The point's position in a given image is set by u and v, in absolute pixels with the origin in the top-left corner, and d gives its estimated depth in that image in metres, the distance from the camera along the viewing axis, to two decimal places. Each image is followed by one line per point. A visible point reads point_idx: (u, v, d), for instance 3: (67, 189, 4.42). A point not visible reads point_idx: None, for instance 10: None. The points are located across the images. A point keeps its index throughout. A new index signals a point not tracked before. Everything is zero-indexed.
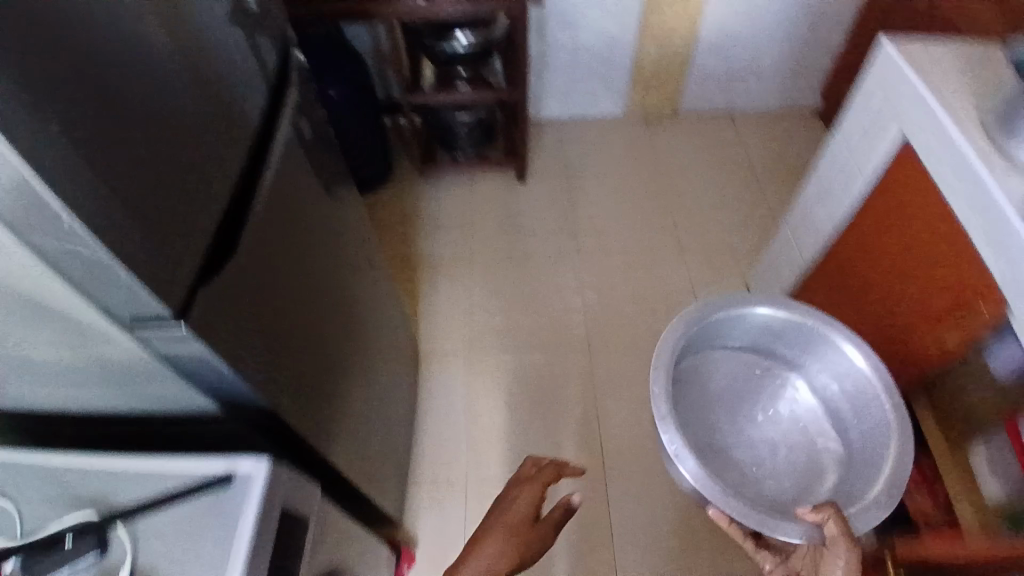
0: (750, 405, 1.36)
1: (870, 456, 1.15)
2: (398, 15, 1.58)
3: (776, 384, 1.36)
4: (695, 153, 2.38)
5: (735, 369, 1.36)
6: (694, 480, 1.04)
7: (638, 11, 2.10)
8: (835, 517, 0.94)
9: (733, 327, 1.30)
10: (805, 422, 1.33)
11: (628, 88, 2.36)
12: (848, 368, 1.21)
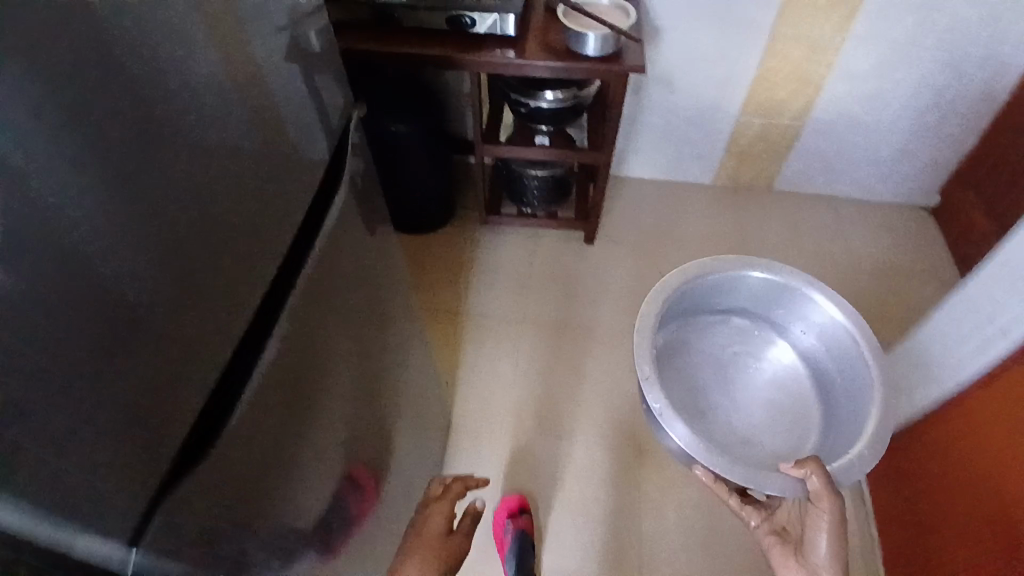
0: (739, 359, 1.57)
1: (840, 398, 1.39)
2: (488, 68, 1.45)
3: (763, 339, 1.56)
4: (784, 238, 2.15)
5: (721, 335, 1.57)
6: (682, 440, 1.19)
7: (748, 82, 1.90)
8: (819, 473, 1.07)
9: (728, 290, 1.48)
10: (788, 373, 1.53)
11: (724, 159, 2.15)
12: (825, 326, 1.40)
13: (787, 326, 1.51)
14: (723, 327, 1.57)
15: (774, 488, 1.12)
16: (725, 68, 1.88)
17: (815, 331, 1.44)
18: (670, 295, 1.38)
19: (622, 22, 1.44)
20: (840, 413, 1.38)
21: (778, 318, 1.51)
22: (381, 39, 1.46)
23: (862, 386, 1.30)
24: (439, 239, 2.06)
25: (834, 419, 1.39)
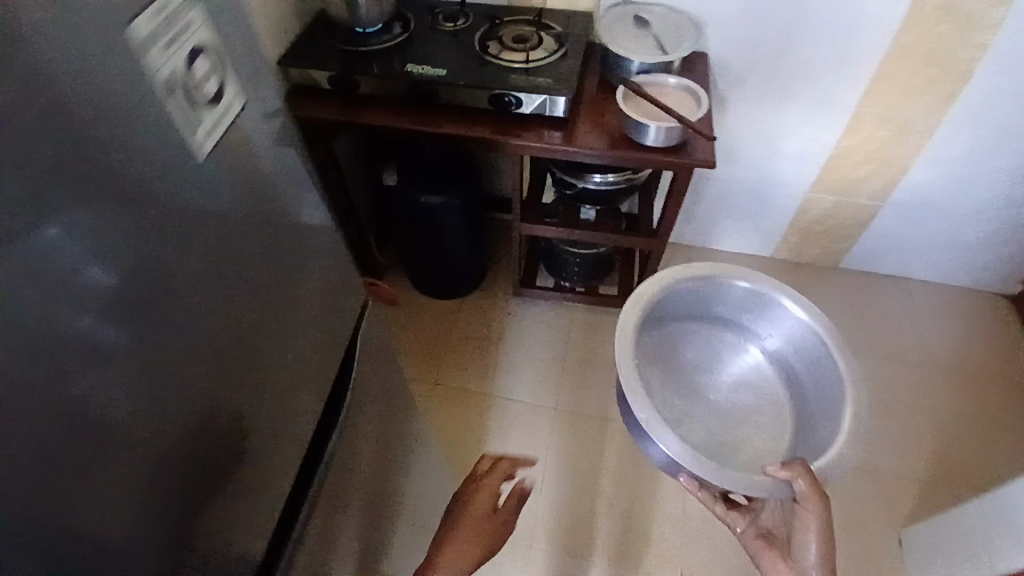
0: (707, 368, 1.30)
1: (814, 405, 1.17)
2: (530, 150, 1.31)
3: (730, 347, 1.31)
4: (850, 325, 1.93)
5: (692, 342, 1.31)
6: (672, 453, 0.97)
7: (819, 156, 1.71)
8: (805, 475, 0.91)
9: (703, 295, 1.24)
10: (758, 385, 1.28)
11: (788, 233, 1.95)
12: (797, 331, 1.20)
13: (754, 330, 1.28)
14: (692, 332, 1.32)
15: (756, 491, 0.95)
16: (797, 140, 1.68)
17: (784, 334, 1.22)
18: (648, 297, 1.14)
19: (688, 109, 1.27)
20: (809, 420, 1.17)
21: (745, 321, 1.28)
22: (419, 114, 1.36)
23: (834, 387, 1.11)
24: (461, 313, 1.90)
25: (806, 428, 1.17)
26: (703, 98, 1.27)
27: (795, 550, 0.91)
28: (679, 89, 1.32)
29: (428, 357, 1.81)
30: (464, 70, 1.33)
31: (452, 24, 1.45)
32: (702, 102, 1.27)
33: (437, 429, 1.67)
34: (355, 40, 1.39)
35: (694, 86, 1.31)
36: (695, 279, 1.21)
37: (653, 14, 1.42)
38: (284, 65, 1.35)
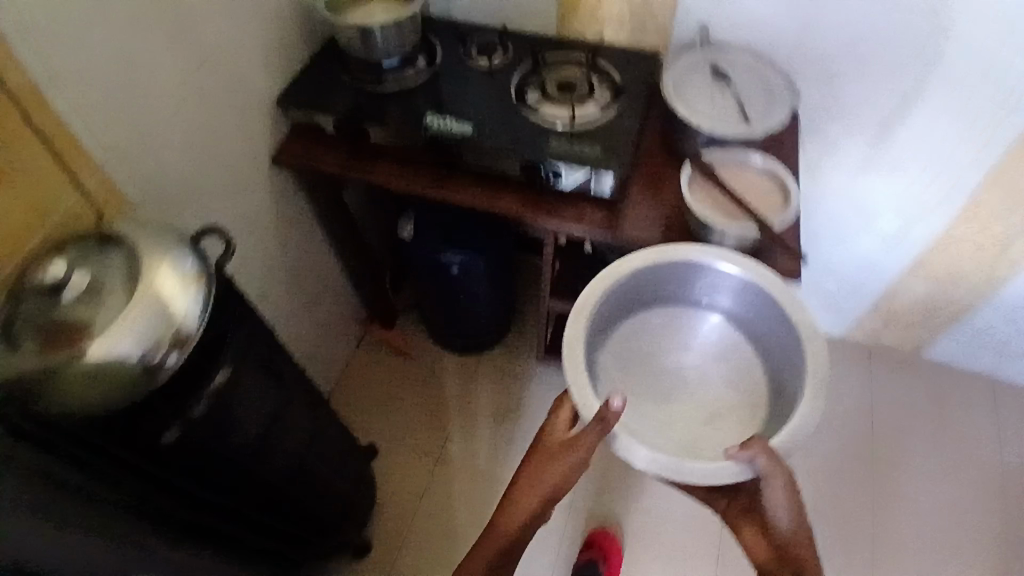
0: (668, 352, 1.01)
1: (780, 367, 0.94)
2: (565, 231, 1.07)
3: (686, 327, 1.02)
4: (928, 430, 1.60)
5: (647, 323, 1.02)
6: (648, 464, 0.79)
7: (916, 238, 1.40)
8: (764, 452, 0.78)
9: (648, 276, 0.97)
10: (734, 359, 1.00)
11: (866, 313, 1.63)
12: (753, 292, 0.95)
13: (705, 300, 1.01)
14: (652, 316, 1.03)
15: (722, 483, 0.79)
16: (896, 216, 1.37)
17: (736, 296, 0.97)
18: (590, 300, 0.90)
19: (772, 204, 1.00)
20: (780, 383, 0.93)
21: (695, 292, 1.01)
22: (438, 176, 1.13)
23: (794, 347, 0.90)
24: (473, 377, 1.69)
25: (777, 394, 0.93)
26: (794, 192, 0.99)
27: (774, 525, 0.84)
28: (763, 172, 1.03)
29: (434, 424, 1.62)
30: (495, 128, 1.09)
31: (488, 58, 1.20)
32: (793, 197, 0.99)
33: (435, 514, 1.50)
34: (370, 76, 1.16)
35: (784, 171, 1.02)
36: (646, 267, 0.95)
37: (738, 64, 1.12)
38: (285, 104, 1.14)
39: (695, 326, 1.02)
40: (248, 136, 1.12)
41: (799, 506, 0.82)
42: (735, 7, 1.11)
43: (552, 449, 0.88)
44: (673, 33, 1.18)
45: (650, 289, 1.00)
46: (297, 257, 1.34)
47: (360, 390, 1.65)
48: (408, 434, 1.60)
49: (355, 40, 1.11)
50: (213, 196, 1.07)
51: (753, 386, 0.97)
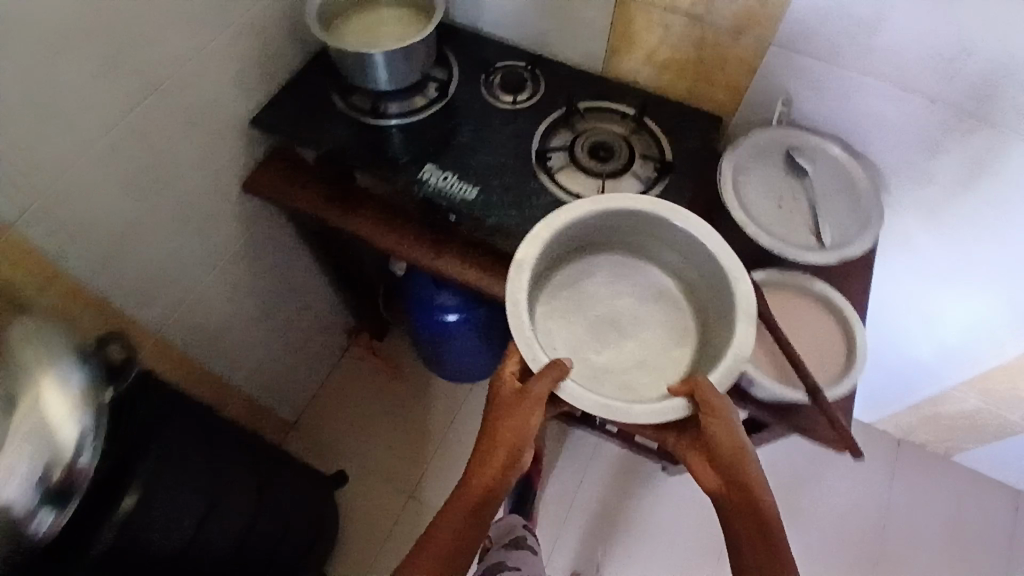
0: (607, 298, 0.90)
1: (707, 309, 0.85)
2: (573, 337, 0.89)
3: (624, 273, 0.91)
4: (941, 546, 1.45)
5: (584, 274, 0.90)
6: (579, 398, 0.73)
7: (980, 355, 1.19)
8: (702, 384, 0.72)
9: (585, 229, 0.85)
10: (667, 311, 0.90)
11: (900, 411, 1.45)
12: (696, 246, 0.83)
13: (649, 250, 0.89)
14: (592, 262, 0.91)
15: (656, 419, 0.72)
16: (965, 330, 1.16)
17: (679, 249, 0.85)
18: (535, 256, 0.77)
19: (827, 363, 0.80)
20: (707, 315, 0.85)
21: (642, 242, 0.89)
22: (431, 242, 0.95)
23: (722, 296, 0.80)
24: (463, 415, 1.47)
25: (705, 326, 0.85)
26: (858, 356, 0.78)
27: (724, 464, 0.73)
28: (825, 315, 0.83)
29: (411, 459, 1.42)
30: (503, 199, 0.90)
31: (513, 99, 0.99)
32: (855, 362, 0.78)
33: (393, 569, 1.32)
34: (367, 107, 0.97)
35: (850, 321, 0.81)
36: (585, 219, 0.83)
37: (817, 157, 0.90)
38: (264, 130, 0.96)
39: (629, 264, 0.91)
40: (215, 162, 0.95)
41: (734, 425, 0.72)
42: (829, 80, 0.88)
43: (509, 401, 0.77)
44: (744, 96, 0.95)
45: (588, 234, 0.87)
46: (271, 284, 1.19)
47: (339, 410, 1.46)
48: (381, 467, 1.41)
49: (349, 64, 0.90)
50: (165, 232, 0.92)
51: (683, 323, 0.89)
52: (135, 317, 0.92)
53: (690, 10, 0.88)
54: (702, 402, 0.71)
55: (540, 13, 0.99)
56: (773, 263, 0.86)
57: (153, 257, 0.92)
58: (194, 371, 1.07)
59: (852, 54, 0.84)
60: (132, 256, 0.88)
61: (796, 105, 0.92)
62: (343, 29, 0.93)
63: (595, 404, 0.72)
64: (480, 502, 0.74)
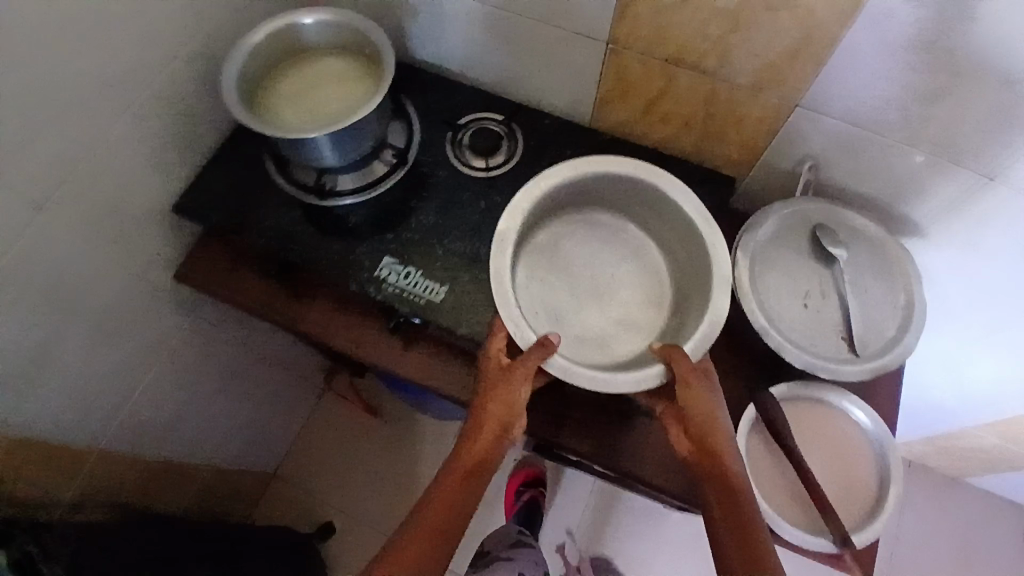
0: (586, 257, 0.84)
1: (690, 278, 0.80)
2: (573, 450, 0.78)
3: (600, 235, 0.86)
4: None
5: (567, 237, 0.85)
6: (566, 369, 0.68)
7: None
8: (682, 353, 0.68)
9: (567, 193, 0.81)
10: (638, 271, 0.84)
11: (929, 454, 1.33)
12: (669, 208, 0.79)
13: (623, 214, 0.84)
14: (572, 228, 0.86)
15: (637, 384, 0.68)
16: (1001, 382, 1.00)
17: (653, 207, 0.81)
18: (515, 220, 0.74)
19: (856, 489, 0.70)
20: (688, 281, 0.80)
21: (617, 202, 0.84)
22: (398, 338, 0.83)
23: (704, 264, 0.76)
24: None
25: (684, 288, 0.81)
26: (890, 501, 0.68)
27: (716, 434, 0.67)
28: (855, 440, 0.72)
29: (396, 509, 1.34)
30: (478, 300, 0.77)
31: (486, 164, 0.84)
32: (887, 506, 0.68)
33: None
34: (313, 182, 0.81)
35: (884, 453, 0.71)
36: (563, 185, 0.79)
37: (852, 236, 0.76)
38: (192, 217, 0.81)
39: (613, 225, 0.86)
40: (137, 259, 0.81)
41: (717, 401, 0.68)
42: (867, 147, 0.72)
43: (496, 376, 0.71)
44: (760, 157, 0.80)
45: (568, 197, 0.83)
46: (226, 358, 1.06)
47: (320, 459, 1.38)
48: (365, 517, 1.33)
49: (291, 146, 0.74)
50: (82, 350, 0.79)
51: (663, 282, 0.84)
52: (62, 444, 0.81)
53: (697, 63, 0.71)
54: (681, 375, 0.67)
55: (516, 56, 0.82)
56: (796, 373, 0.73)
57: (72, 378, 0.79)
58: (139, 473, 0.95)
59: (898, 121, 0.68)
60: (44, 381, 0.75)
61: (824, 171, 0.77)
62: (276, 96, 0.76)
63: (580, 379, 0.68)
64: (469, 476, 0.68)
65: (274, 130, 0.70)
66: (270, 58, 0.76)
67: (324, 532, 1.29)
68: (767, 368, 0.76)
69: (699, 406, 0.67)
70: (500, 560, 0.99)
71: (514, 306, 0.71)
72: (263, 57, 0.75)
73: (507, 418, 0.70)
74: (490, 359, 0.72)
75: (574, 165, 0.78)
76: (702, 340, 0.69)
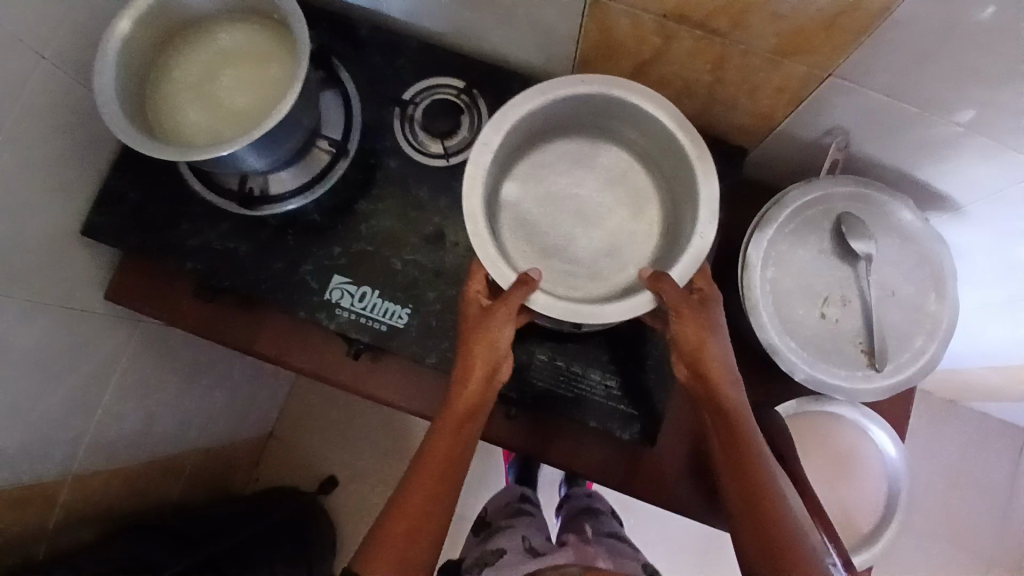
0: (571, 180, 0.68)
1: (679, 191, 0.64)
2: (575, 455, 0.70)
3: (586, 154, 0.69)
4: None
5: (554, 161, 0.69)
6: (550, 305, 0.57)
7: None
8: (671, 278, 0.57)
9: (555, 121, 0.65)
10: (625, 195, 0.69)
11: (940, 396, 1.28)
12: (652, 131, 0.63)
13: (607, 131, 0.67)
14: (560, 146, 0.69)
15: (626, 313, 0.57)
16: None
17: (634, 125, 0.63)
18: (485, 162, 0.59)
19: (863, 481, 0.68)
20: (678, 196, 0.65)
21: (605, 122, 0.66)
22: (363, 359, 0.72)
23: (689, 179, 0.61)
24: None
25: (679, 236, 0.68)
26: (898, 517, 0.65)
27: (715, 370, 0.59)
28: (864, 453, 0.68)
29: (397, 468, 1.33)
30: (448, 321, 0.67)
31: (444, 150, 0.70)
32: (891, 527, 0.65)
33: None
34: (236, 188, 0.68)
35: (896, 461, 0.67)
36: (545, 114, 0.63)
37: (883, 228, 0.65)
38: (110, 240, 0.69)
39: (595, 144, 0.69)
40: (56, 291, 0.68)
41: (715, 331, 0.59)
42: (907, 124, 0.57)
43: (476, 319, 0.60)
44: (777, 128, 0.65)
45: (541, 128, 0.65)
46: (192, 356, 0.96)
47: (314, 425, 1.35)
48: (368, 474, 1.31)
49: (207, 162, 0.60)
50: (19, 404, 0.66)
51: (649, 202, 0.68)
52: (33, 484, 0.70)
53: (707, 23, 0.53)
54: (675, 307, 0.58)
55: (470, 7, 0.64)
56: (821, 389, 0.64)
57: (21, 429, 0.67)
58: (126, 490, 0.90)
59: (979, 95, 0.50)
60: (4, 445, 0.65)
61: (853, 150, 0.64)
62: (177, 107, 0.61)
63: (567, 314, 0.57)
64: (462, 429, 0.59)
65: (190, 154, 0.56)
66: (147, 66, 0.61)
67: (326, 487, 1.29)
68: (775, 379, 0.68)
69: (699, 341, 0.59)
70: (498, 532, 0.81)
71: (491, 245, 0.58)
72: (140, 48, 0.60)
73: (495, 361, 0.60)
74: (469, 301, 0.61)
75: (546, 87, 0.60)
76: (695, 260, 0.58)
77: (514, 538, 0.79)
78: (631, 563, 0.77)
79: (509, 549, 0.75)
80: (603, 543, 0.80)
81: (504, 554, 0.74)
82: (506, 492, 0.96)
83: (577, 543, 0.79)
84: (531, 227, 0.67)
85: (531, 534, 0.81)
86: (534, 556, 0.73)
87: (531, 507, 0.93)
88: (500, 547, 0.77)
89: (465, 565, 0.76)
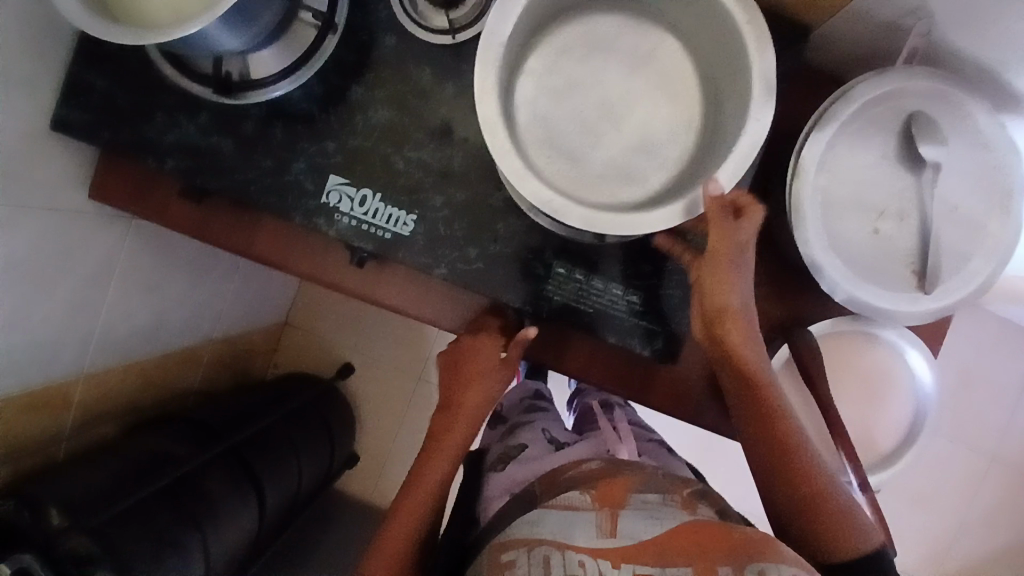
0: (598, 61, 0.58)
1: (721, 84, 0.55)
2: (593, 365, 0.67)
3: (614, 32, 0.58)
4: None
5: (578, 40, 0.58)
6: (582, 215, 0.50)
7: None
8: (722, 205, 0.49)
9: None
10: (659, 80, 0.58)
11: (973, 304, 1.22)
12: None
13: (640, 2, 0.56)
14: (584, 22, 0.58)
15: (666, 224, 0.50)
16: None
17: None
18: (493, 39, 0.49)
19: (890, 402, 0.67)
20: (720, 84, 0.55)
21: None
22: (367, 267, 0.67)
23: (737, 55, 0.51)
24: None
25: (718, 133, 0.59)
26: (921, 439, 0.65)
27: (749, 330, 0.57)
28: (898, 375, 0.66)
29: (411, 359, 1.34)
30: (456, 230, 0.61)
31: (449, 24, 0.60)
32: (911, 449, 0.65)
33: (419, 450, 1.27)
34: (213, 73, 0.59)
35: (925, 387, 0.66)
36: None
37: (959, 132, 0.56)
38: (86, 136, 0.62)
39: (621, 23, 0.58)
40: (39, 192, 0.62)
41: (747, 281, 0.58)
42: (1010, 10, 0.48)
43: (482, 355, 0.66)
44: (848, 6, 0.54)
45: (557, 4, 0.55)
46: (194, 253, 0.91)
47: (325, 316, 1.32)
48: (384, 361, 1.30)
49: (174, 46, 0.51)
50: (13, 310, 0.63)
51: (681, 92, 0.58)
52: (39, 389, 0.70)
53: None
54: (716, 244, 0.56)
55: None
56: (865, 313, 0.59)
57: (19, 336, 0.65)
58: (142, 383, 0.91)
59: None
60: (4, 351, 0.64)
61: (938, 38, 0.55)
62: None
63: (595, 224, 0.50)
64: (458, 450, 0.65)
65: (152, 36, 0.46)
66: None
67: (344, 373, 1.27)
68: (812, 295, 0.63)
69: (724, 288, 0.56)
70: (521, 426, 0.79)
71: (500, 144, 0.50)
72: None
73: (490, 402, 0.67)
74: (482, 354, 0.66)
75: None
76: (742, 163, 0.49)
77: (534, 431, 0.77)
78: (655, 453, 0.75)
79: (531, 442, 0.74)
80: (625, 430, 0.79)
81: (527, 448, 0.73)
82: (520, 387, 0.94)
83: (599, 431, 0.77)
84: (550, 119, 0.57)
85: (550, 426, 0.79)
86: (558, 449, 0.71)
87: (548, 402, 0.90)
88: (523, 442, 0.74)
89: (487, 462, 0.74)
